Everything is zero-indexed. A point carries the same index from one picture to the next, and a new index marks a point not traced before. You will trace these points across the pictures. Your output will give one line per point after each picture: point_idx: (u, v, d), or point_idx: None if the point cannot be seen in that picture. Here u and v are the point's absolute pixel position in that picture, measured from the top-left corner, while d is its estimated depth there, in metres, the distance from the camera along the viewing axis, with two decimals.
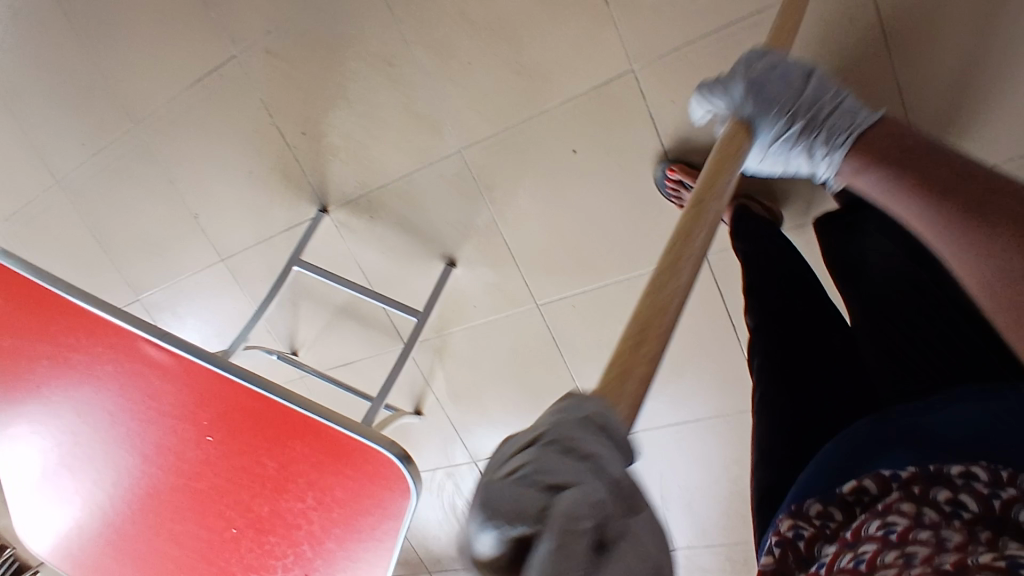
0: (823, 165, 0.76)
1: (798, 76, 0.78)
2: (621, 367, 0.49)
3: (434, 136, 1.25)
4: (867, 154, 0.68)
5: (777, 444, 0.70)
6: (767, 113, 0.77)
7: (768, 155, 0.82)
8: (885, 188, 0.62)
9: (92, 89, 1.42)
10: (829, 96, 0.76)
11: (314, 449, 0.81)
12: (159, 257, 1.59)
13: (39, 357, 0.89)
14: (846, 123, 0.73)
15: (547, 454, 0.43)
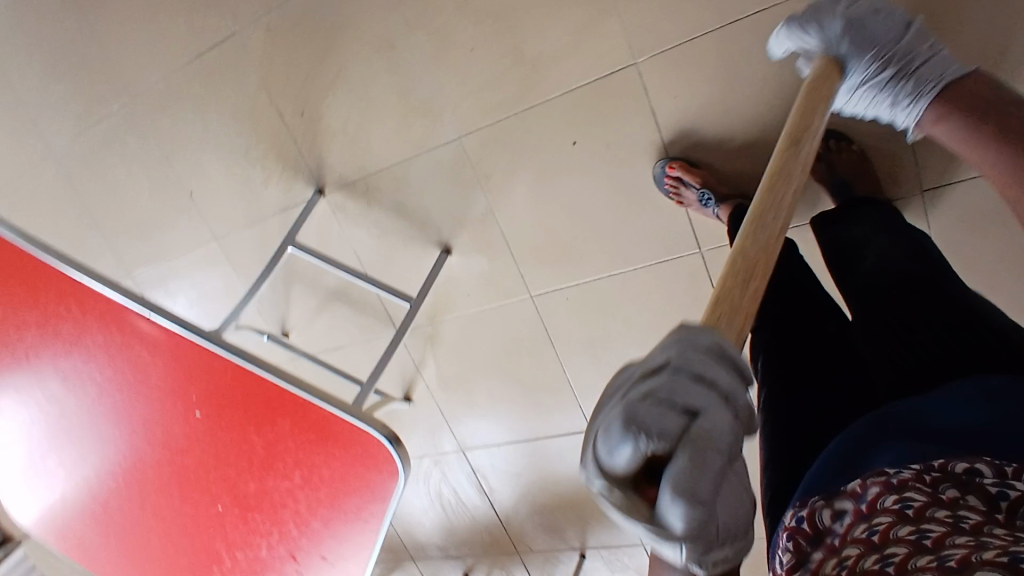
0: (904, 116, 0.75)
1: (897, 24, 0.77)
2: (726, 303, 0.48)
3: (432, 122, 1.25)
4: (951, 103, 0.69)
5: (778, 446, 0.71)
6: (861, 55, 0.76)
7: (850, 101, 0.82)
8: (962, 145, 0.65)
9: (92, 62, 1.43)
10: (926, 47, 0.75)
11: (301, 427, 0.82)
12: (152, 235, 1.58)
13: (28, 327, 0.88)
14: (936, 76, 0.72)
15: (679, 378, 0.42)
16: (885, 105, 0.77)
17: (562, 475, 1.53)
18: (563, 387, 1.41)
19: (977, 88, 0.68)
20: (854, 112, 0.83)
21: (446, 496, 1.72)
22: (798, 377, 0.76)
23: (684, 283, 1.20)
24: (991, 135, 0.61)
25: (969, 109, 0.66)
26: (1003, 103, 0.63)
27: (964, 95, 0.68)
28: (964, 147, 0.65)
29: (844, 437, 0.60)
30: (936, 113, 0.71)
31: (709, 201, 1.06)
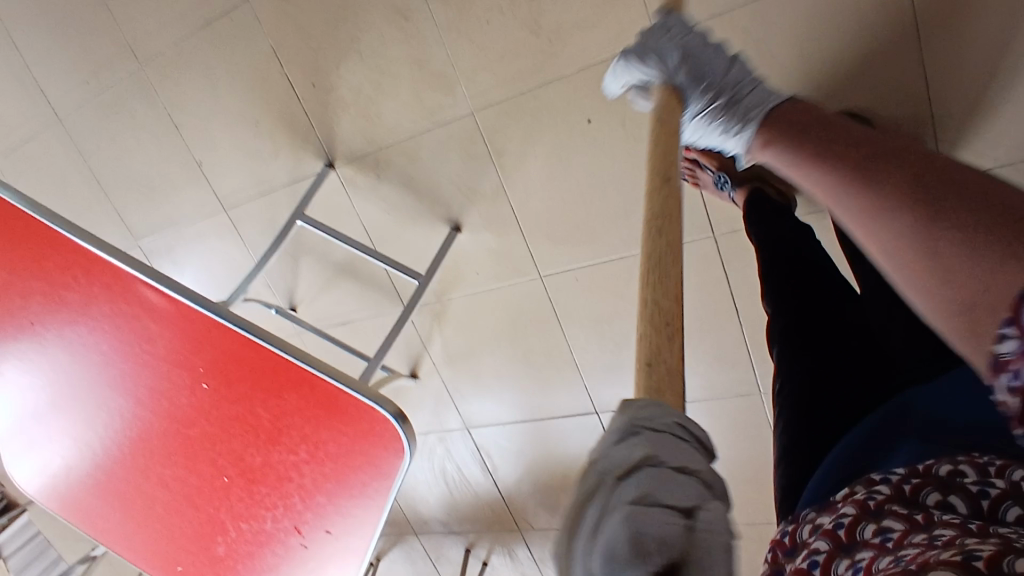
0: (734, 142, 0.83)
1: (723, 58, 0.85)
2: (652, 355, 0.52)
3: (446, 95, 1.22)
4: (778, 133, 0.71)
5: (800, 438, 0.69)
6: (695, 85, 0.84)
7: (688, 126, 0.89)
8: (795, 166, 0.64)
9: (100, 26, 1.40)
10: (748, 79, 0.83)
11: (307, 402, 0.81)
12: (160, 203, 1.57)
13: (33, 295, 0.87)
14: (759, 103, 0.79)
15: (658, 473, 0.42)
16: (719, 132, 0.84)
17: (566, 456, 1.53)
18: (570, 368, 1.40)
19: (795, 112, 0.72)
20: (693, 138, 0.91)
21: (449, 472, 1.73)
22: (810, 360, 0.75)
23: (692, 264, 1.23)
24: (825, 150, 0.60)
25: (803, 132, 0.67)
26: (829, 127, 0.64)
27: (782, 118, 0.72)
28: (801, 165, 0.63)
29: (851, 437, 0.61)
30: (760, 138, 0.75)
31: (725, 182, 1.09)
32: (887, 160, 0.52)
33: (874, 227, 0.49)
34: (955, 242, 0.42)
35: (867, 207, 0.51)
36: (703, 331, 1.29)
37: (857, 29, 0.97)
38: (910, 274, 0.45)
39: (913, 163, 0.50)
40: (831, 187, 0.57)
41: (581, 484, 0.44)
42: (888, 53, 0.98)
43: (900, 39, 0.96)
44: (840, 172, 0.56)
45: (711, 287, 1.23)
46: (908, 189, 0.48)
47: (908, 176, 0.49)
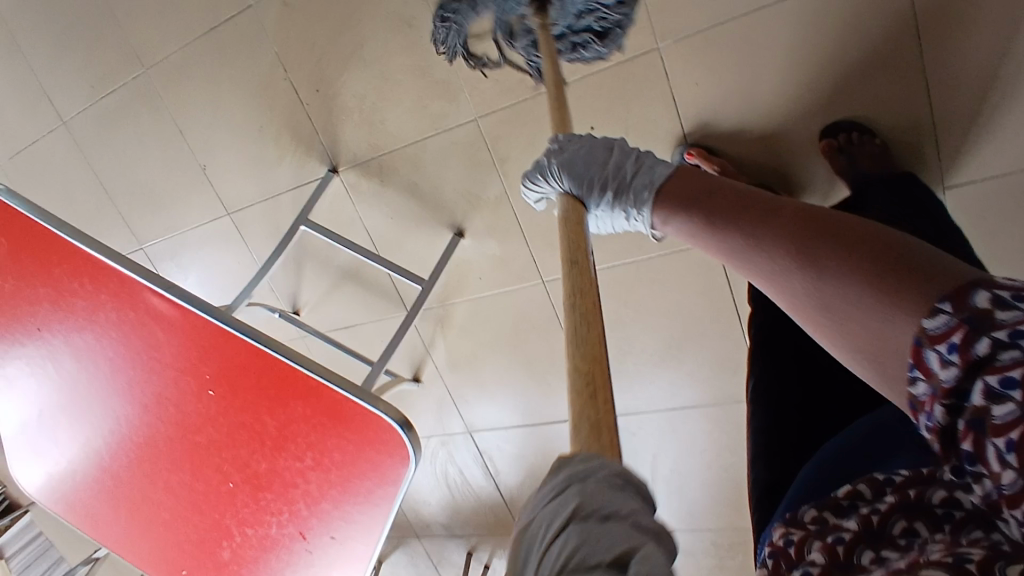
0: (639, 225, 0.78)
1: (602, 149, 0.84)
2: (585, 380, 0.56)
3: (449, 102, 1.23)
4: (670, 201, 0.71)
5: (773, 445, 0.82)
6: (587, 188, 0.83)
7: (601, 222, 0.86)
8: (693, 235, 0.66)
9: (105, 30, 1.40)
10: (630, 160, 0.81)
11: (312, 409, 0.81)
12: (164, 207, 1.57)
13: (42, 302, 0.88)
14: (643, 184, 0.76)
15: (588, 527, 0.44)
16: (624, 218, 0.80)
17: None
18: None
19: (685, 175, 0.72)
20: (610, 229, 0.87)
21: (451, 476, 1.73)
22: (796, 389, 0.85)
23: (693, 270, 1.24)
24: (713, 215, 0.64)
25: (686, 198, 0.69)
26: (713, 190, 0.66)
27: (678, 184, 0.71)
28: (697, 234, 0.66)
29: (830, 452, 0.74)
30: (662, 213, 0.72)
31: None
32: (771, 220, 0.58)
33: (785, 292, 0.56)
34: (853, 300, 0.49)
35: (800, 286, 0.54)
36: (703, 337, 1.29)
37: (859, 35, 0.98)
38: (825, 329, 0.53)
39: (793, 222, 0.57)
40: (754, 263, 0.59)
41: (517, 556, 0.46)
42: (888, 62, 0.98)
43: (903, 44, 0.97)
44: (735, 239, 0.61)
45: (713, 292, 1.24)
46: (799, 255, 0.54)
47: (795, 238, 0.55)
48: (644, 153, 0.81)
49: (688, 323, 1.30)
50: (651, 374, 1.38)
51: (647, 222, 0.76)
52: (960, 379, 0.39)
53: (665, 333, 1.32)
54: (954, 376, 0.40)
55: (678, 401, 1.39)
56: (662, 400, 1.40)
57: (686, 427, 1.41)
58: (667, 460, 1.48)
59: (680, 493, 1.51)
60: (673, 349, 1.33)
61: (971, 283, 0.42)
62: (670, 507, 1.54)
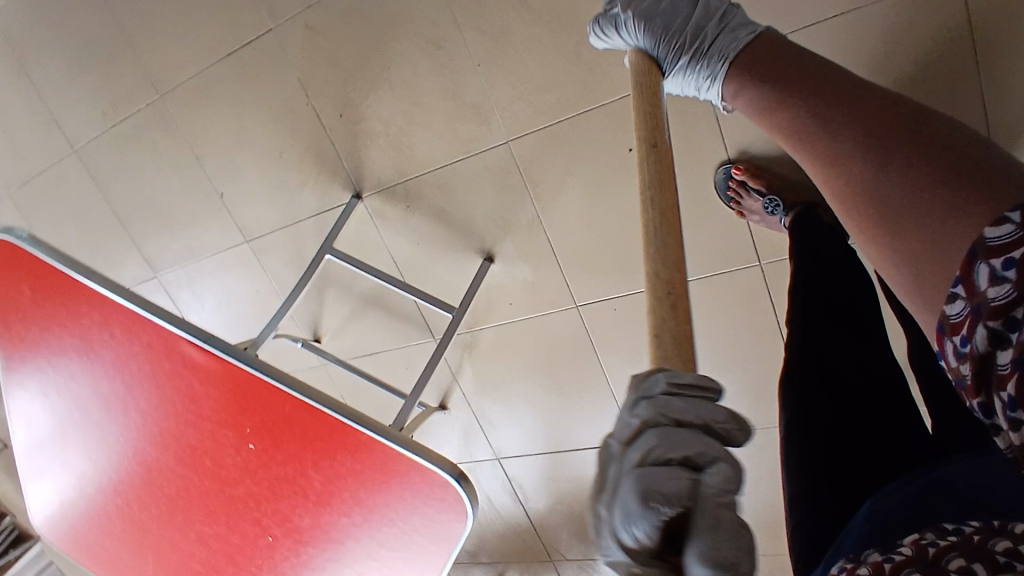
0: (712, 96, 0.77)
1: (684, 5, 0.79)
2: (666, 291, 0.53)
3: (481, 126, 1.19)
4: (743, 73, 0.70)
5: (815, 484, 0.71)
6: (659, 45, 0.78)
7: (671, 87, 0.82)
8: (757, 109, 0.67)
9: (118, 56, 1.35)
10: (714, 21, 0.77)
11: (363, 465, 0.77)
12: (180, 235, 1.53)
13: (70, 350, 0.83)
14: (728, 50, 0.73)
15: (667, 433, 0.49)
16: (694, 86, 0.78)
17: None
18: (605, 399, 1.36)
19: (767, 45, 0.70)
20: (678, 93, 0.83)
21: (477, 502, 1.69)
22: (825, 396, 0.75)
23: (734, 295, 1.19)
24: (791, 86, 0.63)
25: (762, 69, 0.68)
26: (793, 65, 0.65)
27: (754, 57, 0.70)
28: (766, 109, 0.65)
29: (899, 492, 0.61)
30: (729, 84, 0.72)
31: (776, 207, 1.04)
32: (855, 101, 0.58)
33: (838, 176, 0.56)
34: (912, 199, 0.49)
35: (859, 172, 0.54)
36: (744, 363, 1.25)
37: (911, 52, 0.94)
38: (863, 220, 0.54)
39: (876, 109, 0.56)
40: (819, 144, 0.58)
41: (600, 456, 0.52)
42: (946, 84, 0.94)
43: (957, 63, 0.92)
44: (807, 111, 0.60)
45: (756, 318, 1.20)
46: (874, 143, 0.54)
47: (872, 128, 0.55)
48: (728, 12, 0.77)
49: (728, 350, 1.25)
50: None
51: (722, 95, 0.75)
52: (1007, 302, 0.38)
53: (706, 360, 1.27)
54: (1005, 294, 0.39)
55: None
56: None
57: None
58: None
59: None
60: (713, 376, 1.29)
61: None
62: None
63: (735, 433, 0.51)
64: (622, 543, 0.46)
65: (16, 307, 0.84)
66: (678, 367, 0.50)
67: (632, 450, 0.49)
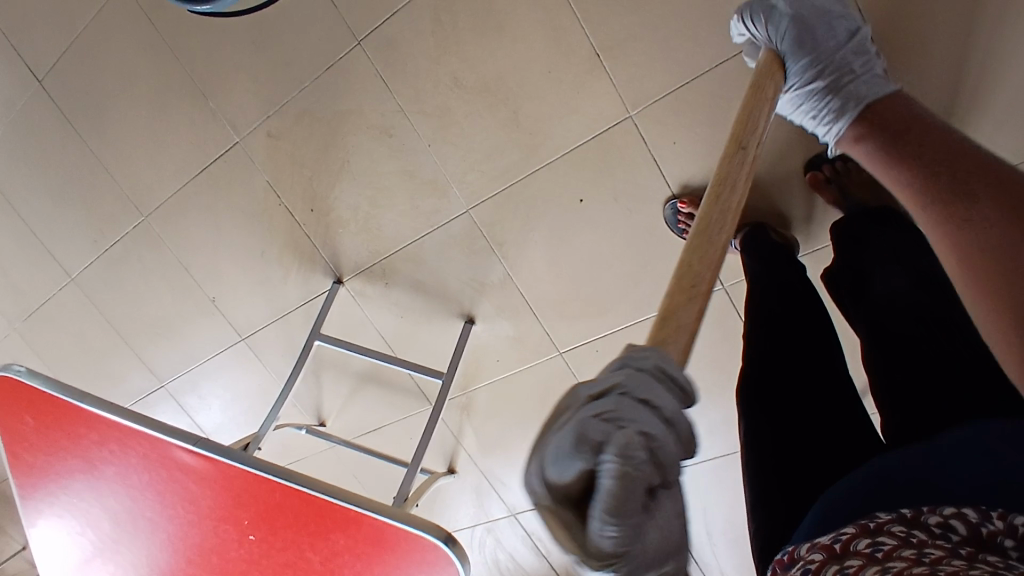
0: (824, 129, 0.77)
1: (842, 38, 0.79)
2: (692, 282, 0.57)
3: (440, 198, 1.26)
4: (868, 122, 0.70)
5: (768, 489, 0.76)
6: (798, 58, 0.78)
7: (783, 103, 0.83)
8: (878, 161, 0.64)
9: (100, 187, 1.45)
10: (864, 64, 0.77)
11: (355, 539, 0.81)
12: (180, 343, 1.59)
13: (74, 472, 0.89)
14: (861, 93, 0.73)
15: (625, 401, 0.46)
16: (814, 112, 0.78)
17: None
18: None
19: (896, 108, 0.69)
20: (786, 114, 0.83)
21: (501, 561, 1.69)
22: (780, 408, 0.80)
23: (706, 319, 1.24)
24: (908, 145, 0.62)
25: (885, 126, 0.67)
26: (912, 125, 0.64)
27: (885, 112, 0.69)
28: (877, 161, 0.64)
29: (847, 480, 0.66)
30: (854, 131, 0.72)
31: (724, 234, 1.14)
32: (961, 165, 0.56)
33: (959, 241, 0.52)
34: None
35: (983, 238, 0.50)
36: (731, 382, 1.28)
37: None
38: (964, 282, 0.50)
39: (985, 171, 0.54)
40: (937, 211, 0.55)
41: (559, 402, 0.49)
42: None
43: None
44: (914, 170, 0.59)
45: (732, 337, 1.23)
46: (1005, 210, 0.50)
47: (1007, 203, 0.50)
48: (876, 63, 0.77)
49: (712, 371, 1.29)
50: None
51: (836, 133, 0.75)
52: None
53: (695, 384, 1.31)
54: None
55: (716, 450, 1.36)
56: (702, 449, 1.38)
57: (733, 477, 1.38)
58: (718, 511, 1.44)
59: (737, 544, 1.46)
60: (703, 398, 1.32)
61: None
62: (729, 558, 1.50)
63: (685, 434, 0.48)
64: (545, 472, 0.43)
65: (23, 438, 0.90)
66: (674, 355, 0.52)
67: (586, 407, 0.46)
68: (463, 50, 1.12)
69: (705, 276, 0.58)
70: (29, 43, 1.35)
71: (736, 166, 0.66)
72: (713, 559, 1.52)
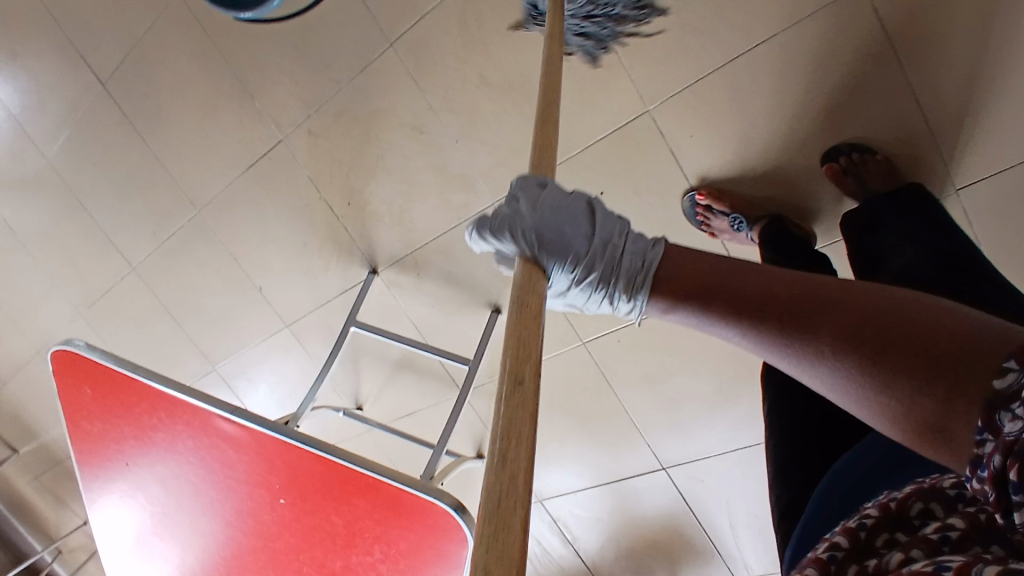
0: (622, 307, 0.74)
1: (584, 219, 0.75)
2: (517, 338, 0.56)
3: (468, 192, 1.32)
4: (671, 287, 0.70)
5: (786, 460, 0.83)
6: (563, 260, 0.73)
7: (561, 299, 0.77)
8: (705, 321, 0.66)
9: (157, 183, 1.57)
10: (617, 233, 0.75)
11: (374, 503, 0.87)
12: (229, 329, 1.70)
13: (128, 439, 0.98)
14: (640, 266, 0.72)
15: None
16: (604, 299, 0.74)
17: (643, 518, 1.58)
18: (632, 430, 1.47)
19: (685, 264, 0.70)
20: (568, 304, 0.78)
21: (532, 550, 1.78)
22: (799, 382, 0.88)
23: None
24: (739, 307, 0.63)
25: (695, 288, 0.68)
26: (707, 277, 0.67)
27: (678, 273, 0.70)
28: (706, 321, 0.66)
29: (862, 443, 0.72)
30: (662, 304, 0.70)
31: (741, 224, 1.12)
32: (803, 311, 0.59)
33: (822, 374, 0.56)
34: (899, 388, 0.50)
35: (833, 368, 0.55)
36: (751, 371, 1.30)
37: (839, 58, 0.99)
38: (891, 423, 0.51)
39: (825, 307, 0.57)
40: (785, 351, 0.59)
41: None
42: (877, 80, 0.99)
43: (880, 57, 0.98)
44: (768, 331, 0.61)
45: None
46: (843, 337, 0.55)
47: (840, 328, 0.55)
48: (624, 226, 0.76)
49: (732, 361, 1.31)
50: (710, 418, 1.38)
51: (639, 310, 0.73)
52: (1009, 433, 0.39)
53: (716, 375, 1.34)
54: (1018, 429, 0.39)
55: (738, 440, 1.38)
56: (725, 440, 1.39)
57: (755, 468, 1.40)
58: (742, 502, 1.45)
59: (761, 536, 1.47)
60: (723, 388, 1.34)
61: (991, 402, 0.43)
62: (754, 551, 1.51)
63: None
64: None
65: (84, 407, 1.00)
66: None
67: None
68: (488, 50, 1.17)
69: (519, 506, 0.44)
70: (92, 50, 1.46)
71: (520, 366, 0.54)
72: (737, 550, 1.52)
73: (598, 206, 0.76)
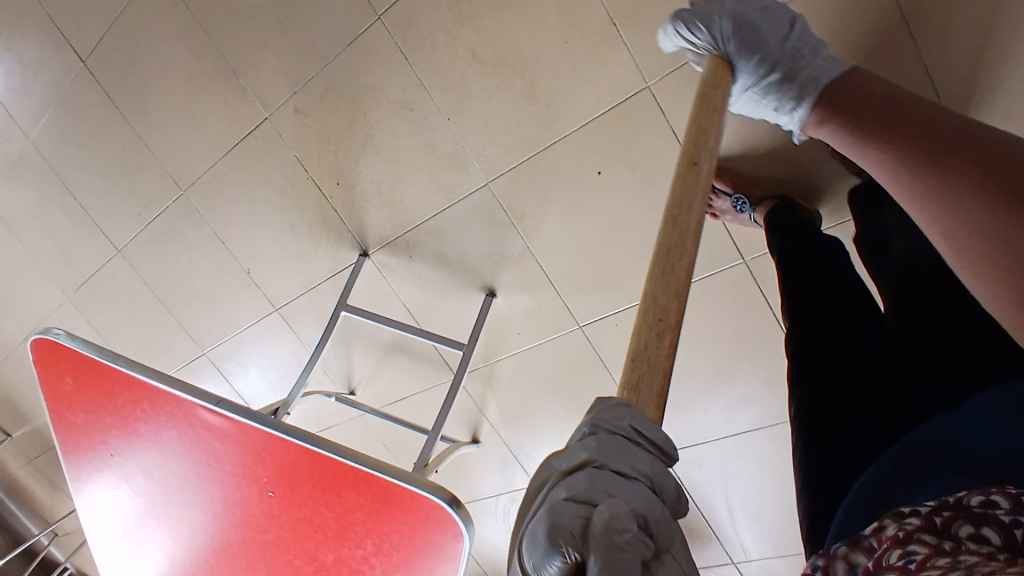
0: (789, 118, 0.77)
1: (784, 27, 0.79)
2: (688, 158, 0.66)
3: (460, 172, 1.28)
4: (828, 105, 0.71)
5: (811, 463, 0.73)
6: (747, 56, 0.79)
7: (739, 101, 0.84)
8: (844, 136, 0.66)
9: (142, 162, 1.52)
10: (811, 47, 0.77)
11: (364, 496, 0.85)
12: (218, 313, 1.66)
13: (112, 430, 0.95)
14: (817, 77, 0.73)
15: (601, 476, 0.42)
16: (773, 106, 0.78)
17: None
18: None
19: (853, 86, 0.70)
20: (745, 109, 0.84)
21: None
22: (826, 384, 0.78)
23: (726, 294, 1.23)
24: (871, 125, 0.62)
25: (851, 106, 0.67)
26: (865, 98, 0.66)
27: (845, 93, 0.70)
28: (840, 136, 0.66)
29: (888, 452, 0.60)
30: (818, 116, 0.72)
31: (743, 204, 1.08)
32: (928, 131, 0.56)
33: (902, 182, 0.55)
34: (956, 200, 0.49)
35: (916, 177, 0.54)
36: (752, 356, 1.27)
37: (845, 30, 0.96)
38: (940, 230, 0.50)
39: (946, 126, 0.55)
40: (885, 162, 0.58)
41: (533, 479, 0.46)
42: (885, 53, 0.95)
43: (889, 28, 0.93)
44: (886, 145, 0.59)
45: (750, 309, 1.22)
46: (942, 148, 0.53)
47: (943, 143, 0.53)
48: (823, 45, 0.77)
49: (732, 345, 1.28)
50: (709, 403, 1.36)
51: (803, 119, 0.74)
52: None
53: (714, 359, 1.31)
54: None
55: (738, 425, 1.36)
56: (724, 425, 1.37)
57: (755, 453, 1.37)
58: (740, 486, 1.43)
59: (760, 520, 1.45)
60: (722, 373, 1.31)
61: None
62: (752, 535, 1.49)
63: (672, 498, 0.45)
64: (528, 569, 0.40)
65: (66, 397, 0.97)
66: (647, 409, 0.49)
67: (559, 486, 0.43)
68: (480, 24, 1.13)
69: (673, 303, 0.55)
70: (68, 25, 1.40)
71: (686, 184, 0.64)
72: (736, 534, 1.51)
73: (804, 22, 0.79)
